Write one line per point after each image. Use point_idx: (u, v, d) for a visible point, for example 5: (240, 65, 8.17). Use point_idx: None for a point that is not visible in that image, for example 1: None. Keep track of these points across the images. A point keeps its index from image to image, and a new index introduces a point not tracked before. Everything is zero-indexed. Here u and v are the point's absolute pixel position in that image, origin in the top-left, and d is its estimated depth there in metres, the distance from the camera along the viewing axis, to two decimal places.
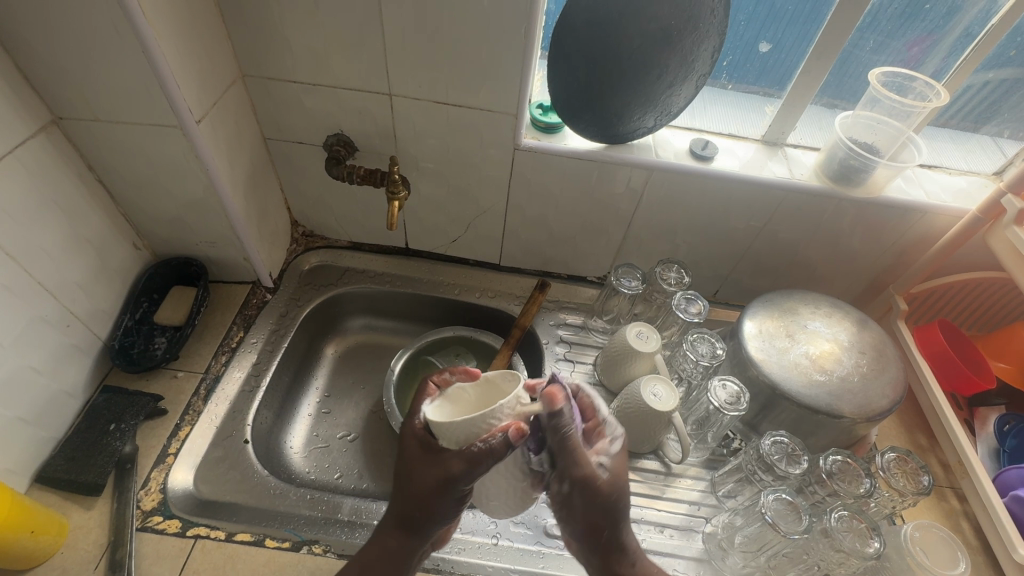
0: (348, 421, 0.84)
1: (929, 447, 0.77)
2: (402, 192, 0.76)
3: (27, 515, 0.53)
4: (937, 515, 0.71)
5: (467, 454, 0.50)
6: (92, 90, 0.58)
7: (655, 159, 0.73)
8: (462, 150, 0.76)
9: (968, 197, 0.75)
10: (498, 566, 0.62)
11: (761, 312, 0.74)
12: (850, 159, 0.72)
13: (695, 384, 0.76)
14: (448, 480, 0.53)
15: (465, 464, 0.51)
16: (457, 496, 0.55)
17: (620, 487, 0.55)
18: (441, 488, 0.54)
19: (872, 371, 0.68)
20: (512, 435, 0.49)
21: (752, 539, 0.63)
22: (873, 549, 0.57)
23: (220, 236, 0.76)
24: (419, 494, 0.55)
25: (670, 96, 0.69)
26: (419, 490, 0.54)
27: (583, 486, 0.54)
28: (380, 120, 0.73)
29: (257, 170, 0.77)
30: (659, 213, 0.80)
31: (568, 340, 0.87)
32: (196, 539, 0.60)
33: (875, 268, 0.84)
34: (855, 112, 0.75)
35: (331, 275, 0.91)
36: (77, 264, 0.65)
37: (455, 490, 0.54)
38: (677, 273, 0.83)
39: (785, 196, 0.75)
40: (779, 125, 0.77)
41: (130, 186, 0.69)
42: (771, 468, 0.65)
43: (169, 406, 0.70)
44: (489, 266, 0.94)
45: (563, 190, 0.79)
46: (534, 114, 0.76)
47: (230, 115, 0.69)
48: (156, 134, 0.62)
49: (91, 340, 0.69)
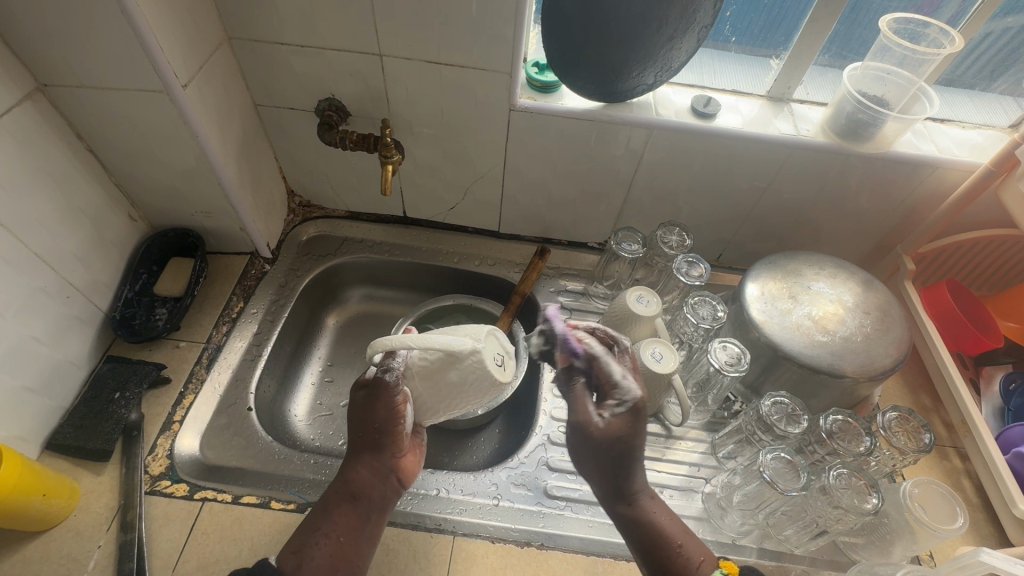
0: (351, 390, 0.85)
1: (933, 408, 0.77)
2: (395, 156, 0.75)
3: (38, 480, 0.55)
4: (939, 474, 0.71)
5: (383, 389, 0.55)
6: (74, 56, 0.57)
7: (655, 118, 0.71)
8: (457, 113, 0.74)
9: (982, 151, 0.72)
10: (499, 526, 0.63)
11: (764, 273, 0.72)
12: (859, 113, 0.69)
13: (697, 347, 0.76)
14: (370, 393, 0.56)
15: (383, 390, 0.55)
16: (392, 407, 0.55)
17: (628, 443, 0.54)
18: (369, 403, 0.56)
19: (876, 330, 0.66)
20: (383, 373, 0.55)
21: (751, 498, 0.64)
22: (871, 505, 0.56)
23: (215, 206, 0.76)
24: (357, 416, 0.57)
25: (670, 51, 0.65)
26: (356, 418, 0.57)
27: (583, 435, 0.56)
28: (371, 83, 0.72)
29: (249, 138, 0.76)
30: (660, 176, 0.79)
31: (569, 307, 0.87)
32: (204, 502, 0.61)
33: (884, 229, 0.82)
34: (865, 63, 0.72)
35: (330, 246, 0.91)
36: (72, 234, 0.65)
37: (385, 397, 0.55)
38: (678, 236, 0.81)
39: (791, 153, 0.72)
40: (785, 79, 0.75)
41: (121, 155, 0.68)
42: (770, 428, 0.65)
43: (173, 375, 0.71)
44: (488, 233, 0.93)
45: (561, 152, 0.77)
46: (530, 73, 0.73)
47: (218, 80, 0.67)
48: (142, 99, 0.61)
49: (93, 311, 0.70)
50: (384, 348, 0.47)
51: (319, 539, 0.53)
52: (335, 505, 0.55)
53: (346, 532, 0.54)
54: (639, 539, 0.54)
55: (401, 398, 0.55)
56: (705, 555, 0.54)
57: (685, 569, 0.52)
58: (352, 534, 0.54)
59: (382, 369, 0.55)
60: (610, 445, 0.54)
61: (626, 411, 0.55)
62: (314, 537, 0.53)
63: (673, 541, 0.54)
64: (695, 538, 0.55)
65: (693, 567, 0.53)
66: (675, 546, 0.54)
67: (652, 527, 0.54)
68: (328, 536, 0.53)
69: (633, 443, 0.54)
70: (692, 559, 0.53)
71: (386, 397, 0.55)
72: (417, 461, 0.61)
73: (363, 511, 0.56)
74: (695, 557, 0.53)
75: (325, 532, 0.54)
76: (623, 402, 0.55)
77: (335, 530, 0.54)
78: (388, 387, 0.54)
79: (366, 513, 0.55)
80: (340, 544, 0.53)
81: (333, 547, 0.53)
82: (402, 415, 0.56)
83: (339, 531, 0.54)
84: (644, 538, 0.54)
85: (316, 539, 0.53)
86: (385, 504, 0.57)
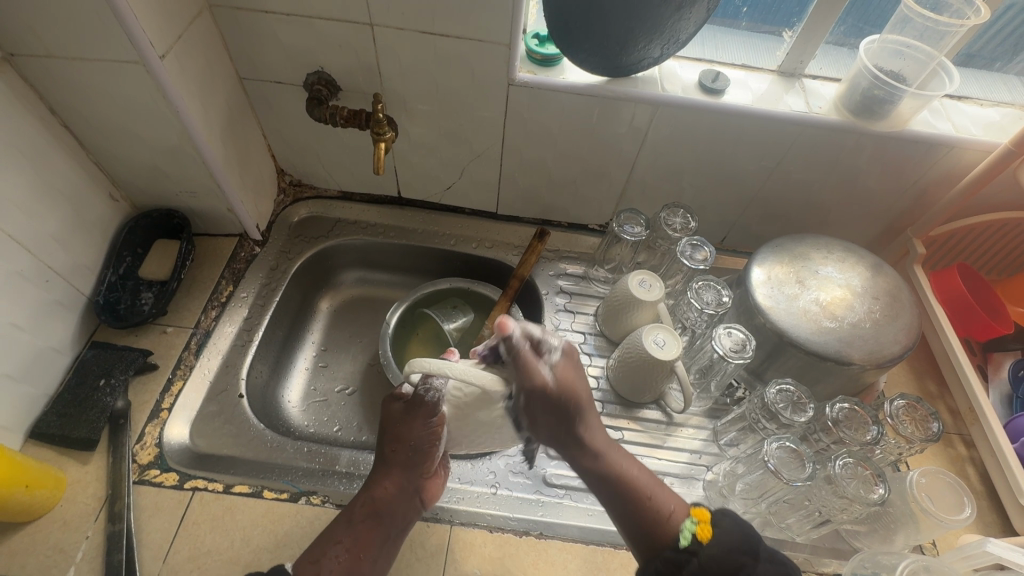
0: (345, 375, 0.83)
1: (939, 395, 0.75)
2: (388, 133, 0.72)
3: (19, 471, 0.53)
4: (944, 461, 0.70)
5: (421, 409, 0.55)
6: (40, 22, 0.53)
7: (661, 93, 0.68)
8: (453, 88, 0.70)
9: (1000, 129, 0.69)
10: (497, 515, 0.62)
11: (771, 257, 0.70)
12: (874, 90, 0.66)
13: (700, 333, 0.75)
14: (408, 409, 0.56)
15: (421, 410, 0.55)
16: (428, 427, 0.56)
17: (574, 391, 0.53)
18: (407, 418, 0.56)
19: (885, 316, 0.64)
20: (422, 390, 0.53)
21: (754, 486, 0.63)
22: (878, 495, 0.55)
23: (201, 185, 0.73)
24: (393, 431, 0.57)
25: (679, 21, 0.60)
26: (391, 430, 0.58)
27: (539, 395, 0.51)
28: (362, 55, 0.68)
29: (234, 114, 0.72)
30: (664, 155, 0.76)
31: (569, 291, 0.85)
32: (194, 491, 0.60)
33: (894, 211, 0.79)
34: (883, 36, 0.68)
35: (322, 227, 0.88)
36: (49, 215, 0.62)
37: (422, 416, 0.55)
38: (683, 218, 0.78)
39: (802, 131, 0.69)
40: (798, 53, 0.71)
41: (99, 132, 0.65)
42: (775, 416, 0.63)
43: (160, 361, 0.69)
44: (486, 215, 0.90)
45: (562, 130, 0.74)
46: (529, 45, 0.70)
47: (198, 50, 0.63)
48: (117, 71, 0.57)
49: (74, 295, 0.67)
50: (420, 368, 0.49)
51: (338, 551, 0.53)
52: (359, 519, 0.55)
53: (366, 547, 0.53)
54: (614, 496, 0.54)
55: (438, 419, 0.55)
56: (676, 507, 0.53)
57: (656, 521, 0.52)
58: (370, 551, 0.53)
59: (421, 388, 0.53)
60: (565, 397, 0.52)
61: (563, 355, 0.53)
62: (332, 550, 0.53)
63: (644, 492, 0.54)
64: (669, 492, 0.55)
65: (664, 520, 0.52)
66: (644, 498, 0.54)
67: (621, 481, 0.55)
68: (346, 550, 0.53)
69: (583, 390, 0.53)
70: (662, 513, 0.53)
71: (423, 415, 0.55)
72: (442, 483, 0.60)
73: (384, 529, 0.55)
74: (667, 509, 0.53)
75: (344, 545, 0.53)
76: (557, 355, 0.52)
77: (355, 546, 0.53)
78: (428, 404, 0.54)
79: (388, 531, 0.55)
80: (356, 560, 0.52)
81: (351, 562, 0.52)
82: (436, 437, 0.56)
83: (358, 547, 0.53)
84: (615, 493, 0.54)
85: (335, 551, 0.53)
86: (407, 524, 0.56)
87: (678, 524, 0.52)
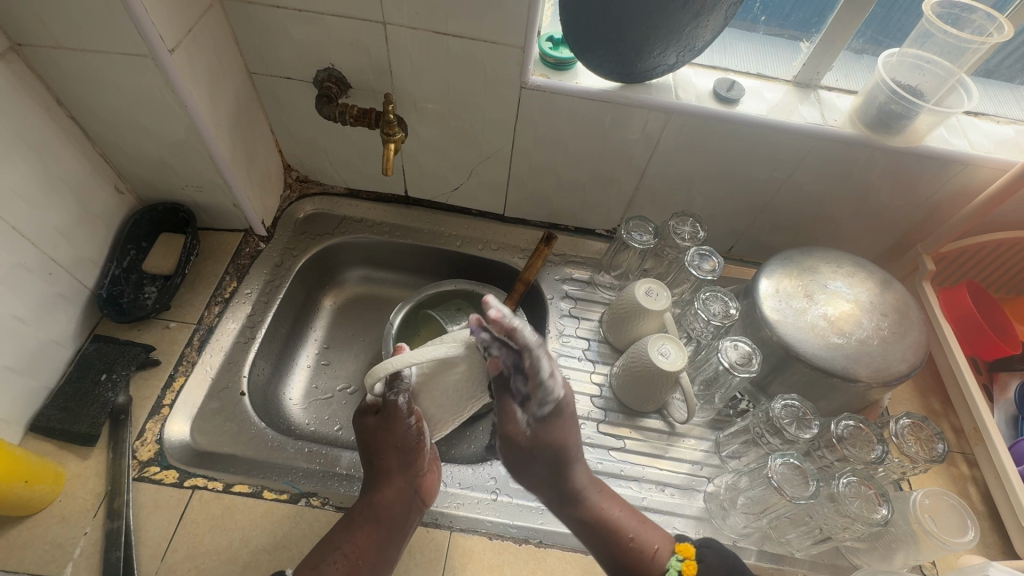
0: (347, 374, 0.83)
1: (942, 412, 0.75)
2: (397, 134, 0.71)
3: (19, 466, 0.53)
4: (946, 481, 0.69)
5: (395, 410, 0.55)
6: (49, 11, 0.52)
7: (674, 101, 0.67)
8: (465, 89, 0.70)
9: (1017, 147, 0.68)
10: (496, 522, 0.62)
11: (779, 269, 0.69)
12: (891, 104, 0.65)
13: (706, 344, 0.74)
14: (384, 416, 0.56)
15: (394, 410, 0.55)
16: (409, 426, 0.56)
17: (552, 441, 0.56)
18: (385, 426, 0.57)
19: (894, 333, 0.64)
20: (394, 390, 0.54)
21: (755, 502, 0.62)
22: (881, 515, 0.55)
23: (207, 180, 0.72)
24: (375, 442, 0.58)
25: (696, 28, 0.58)
26: (372, 443, 0.59)
27: (515, 441, 0.56)
28: (374, 53, 0.67)
29: (242, 109, 0.72)
30: (675, 163, 0.75)
31: (574, 296, 0.84)
32: (194, 490, 0.59)
33: (906, 225, 0.78)
34: (902, 49, 0.68)
35: (328, 225, 0.87)
36: (52, 207, 0.61)
37: (398, 418, 0.56)
38: (691, 227, 0.77)
39: (816, 144, 0.68)
40: (815, 64, 0.70)
41: (106, 124, 0.64)
42: (780, 431, 0.63)
43: (162, 356, 0.69)
44: (493, 216, 0.90)
45: (573, 134, 0.73)
46: (543, 47, 0.69)
47: (208, 44, 0.62)
48: (126, 63, 0.57)
49: (77, 288, 0.66)
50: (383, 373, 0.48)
51: (337, 556, 0.54)
52: (358, 524, 0.56)
53: (364, 553, 0.54)
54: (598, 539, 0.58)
55: (415, 417, 0.56)
56: (660, 544, 0.58)
57: (642, 559, 0.57)
58: (370, 555, 0.54)
59: (391, 390, 0.54)
60: (544, 439, 0.55)
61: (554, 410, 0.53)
62: (331, 555, 0.54)
63: (626, 534, 0.58)
64: (648, 526, 0.60)
65: (649, 559, 0.57)
66: (627, 541, 0.57)
67: (604, 526, 0.58)
68: (346, 556, 0.54)
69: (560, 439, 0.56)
70: (647, 551, 0.57)
71: (401, 417, 0.56)
72: (437, 477, 0.62)
73: (384, 532, 0.56)
74: (650, 547, 0.58)
75: (343, 551, 0.54)
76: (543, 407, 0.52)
77: (354, 551, 0.54)
78: (402, 406, 0.54)
79: (390, 534, 0.56)
80: (356, 565, 0.53)
81: (350, 567, 0.53)
82: (421, 433, 0.57)
83: (358, 552, 0.54)
84: (596, 536, 0.58)
85: (334, 557, 0.54)
86: (408, 526, 0.57)
87: (662, 560, 0.57)
